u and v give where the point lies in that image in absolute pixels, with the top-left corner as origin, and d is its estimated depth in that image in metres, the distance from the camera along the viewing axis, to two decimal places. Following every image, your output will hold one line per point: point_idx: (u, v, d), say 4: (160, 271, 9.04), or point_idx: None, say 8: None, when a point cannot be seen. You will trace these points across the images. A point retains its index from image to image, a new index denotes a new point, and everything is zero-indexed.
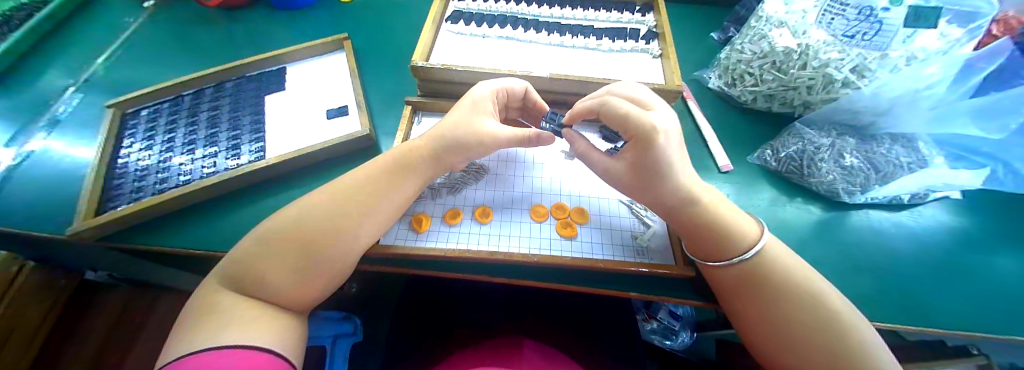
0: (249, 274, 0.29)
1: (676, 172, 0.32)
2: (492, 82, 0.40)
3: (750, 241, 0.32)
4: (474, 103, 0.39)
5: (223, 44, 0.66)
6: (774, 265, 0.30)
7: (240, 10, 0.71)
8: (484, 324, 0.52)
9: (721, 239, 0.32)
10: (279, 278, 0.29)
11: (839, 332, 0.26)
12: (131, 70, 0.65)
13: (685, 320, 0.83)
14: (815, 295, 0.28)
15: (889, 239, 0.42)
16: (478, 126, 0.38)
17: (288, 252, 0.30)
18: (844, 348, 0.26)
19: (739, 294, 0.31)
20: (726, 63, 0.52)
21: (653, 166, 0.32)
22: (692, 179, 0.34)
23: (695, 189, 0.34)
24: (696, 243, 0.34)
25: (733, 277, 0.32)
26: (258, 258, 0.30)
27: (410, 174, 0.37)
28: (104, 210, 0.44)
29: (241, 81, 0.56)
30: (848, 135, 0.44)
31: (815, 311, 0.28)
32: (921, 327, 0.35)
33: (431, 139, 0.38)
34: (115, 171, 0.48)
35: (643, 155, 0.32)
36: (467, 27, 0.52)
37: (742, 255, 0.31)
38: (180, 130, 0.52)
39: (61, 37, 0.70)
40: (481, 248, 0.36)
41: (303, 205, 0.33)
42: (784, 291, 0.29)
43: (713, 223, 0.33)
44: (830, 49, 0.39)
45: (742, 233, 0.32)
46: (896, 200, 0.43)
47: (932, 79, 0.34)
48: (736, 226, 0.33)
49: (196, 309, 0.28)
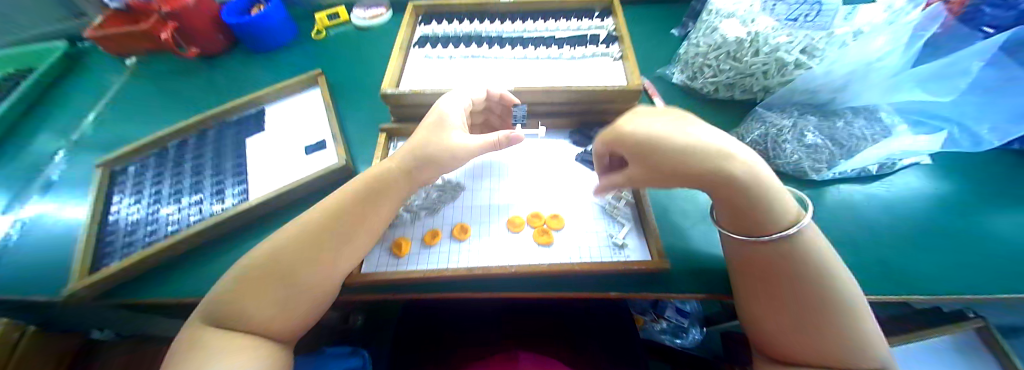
0: (229, 310, 0.30)
1: (718, 149, 0.26)
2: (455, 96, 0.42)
3: (791, 217, 0.28)
4: (441, 118, 0.40)
5: (204, 92, 0.68)
6: (813, 247, 0.27)
7: (217, 57, 0.73)
8: (482, 339, 0.52)
9: (768, 215, 0.27)
10: (263, 306, 0.30)
11: (851, 320, 0.25)
12: (118, 127, 0.67)
13: (694, 316, 0.82)
14: (841, 282, 0.26)
15: (862, 211, 0.42)
16: (447, 140, 0.39)
17: (268, 283, 0.31)
18: (849, 335, 0.25)
19: (772, 273, 0.28)
20: (686, 58, 0.53)
21: (685, 153, 0.26)
22: (751, 158, 0.27)
23: (756, 171, 0.26)
24: (738, 217, 0.28)
25: (772, 256, 0.28)
26: (235, 295, 0.31)
27: (382, 194, 0.37)
28: (97, 267, 0.45)
29: (222, 127, 0.58)
30: (809, 113, 0.45)
31: (840, 298, 0.26)
32: (918, 295, 0.35)
33: (405, 156, 0.39)
34: (107, 228, 0.50)
35: (645, 156, 0.28)
36: (434, 50, 0.53)
37: (783, 231, 0.27)
38: (166, 181, 0.53)
39: (47, 102, 0.72)
40: (460, 265, 0.37)
41: (274, 239, 0.34)
42: (818, 277, 0.26)
43: (768, 203, 0.27)
44: (778, 34, 0.41)
45: (787, 207, 0.28)
46: (865, 172, 0.44)
47: (879, 53, 0.36)
48: (782, 201, 0.28)
49: (184, 349, 0.28)
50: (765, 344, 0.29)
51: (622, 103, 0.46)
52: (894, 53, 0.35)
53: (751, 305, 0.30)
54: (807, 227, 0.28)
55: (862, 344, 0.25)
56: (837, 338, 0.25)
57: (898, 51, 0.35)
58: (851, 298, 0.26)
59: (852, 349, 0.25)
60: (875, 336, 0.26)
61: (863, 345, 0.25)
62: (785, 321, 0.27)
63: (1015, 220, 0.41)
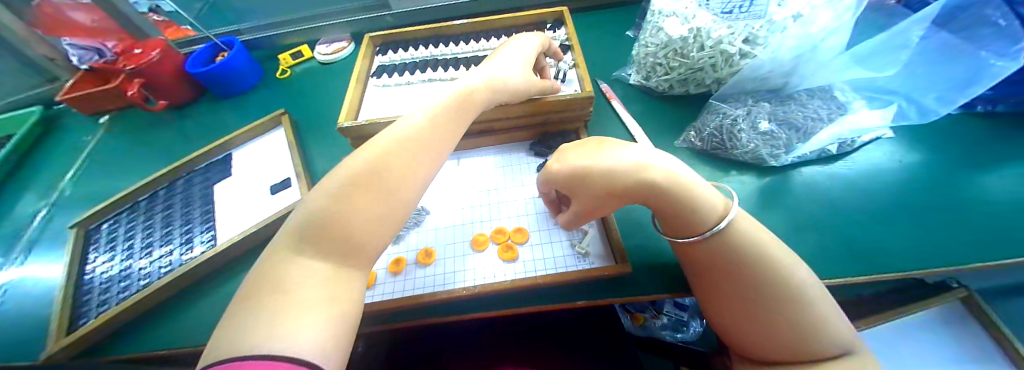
0: (339, 229, 0.23)
1: (633, 168, 0.30)
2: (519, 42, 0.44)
3: (717, 213, 0.29)
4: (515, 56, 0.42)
5: (176, 142, 0.69)
6: (747, 237, 0.28)
7: (188, 106, 0.74)
8: (467, 357, 0.51)
9: (691, 215, 0.29)
10: (361, 224, 0.24)
11: (800, 306, 0.26)
12: (95, 184, 0.67)
13: (694, 309, 0.79)
14: (783, 270, 0.26)
15: (826, 192, 0.42)
16: (532, 78, 0.42)
17: (366, 197, 0.25)
18: (800, 322, 0.25)
19: (714, 270, 0.29)
20: (638, 59, 0.53)
21: (592, 177, 0.31)
22: (665, 168, 0.30)
23: (672, 178, 0.29)
24: (672, 221, 0.31)
25: (708, 253, 0.29)
26: (322, 213, 0.24)
27: (470, 113, 0.36)
28: (73, 328, 0.45)
29: (193, 174, 0.58)
30: (763, 100, 0.45)
31: (783, 286, 0.26)
32: (886, 274, 0.35)
33: (494, 82, 0.38)
34: (80, 289, 0.49)
35: (575, 185, 0.32)
36: (390, 78, 0.54)
37: (711, 229, 0.29)
38: (138, 235, 0.53)
39: (26, 168, 0.73)
40: (424, 291, 0.37)
41: (372, 148, 0.28)
42: (756, 269, 0.27)
43: (689, 204, 0.29)
44: (718, 26, 0.42)
45: (714, 205, 0.29)
46: (826, 152, 0.44)
47: (822, 32, 0.37)
48: (705, 197, 0.29)
49: (271, 278, 0.21)
50: (733, 335, 0.30)
51: (577, 110, 0.47)
52: (840, 28, 0.36)
53: (710, 301, 0.31)
54: (736, 221, 0.28)
55: (815, 333, 0.25)
56: (788, 325, 0.26)
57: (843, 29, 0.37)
58: (794, 286, 0.26)
59: (806, 333, 0.25)
60: (830, 317, 0.26)
61: (818, 333, 0.25)
62: (740, 315, 0.28)
63: (978, 185, 0.41)
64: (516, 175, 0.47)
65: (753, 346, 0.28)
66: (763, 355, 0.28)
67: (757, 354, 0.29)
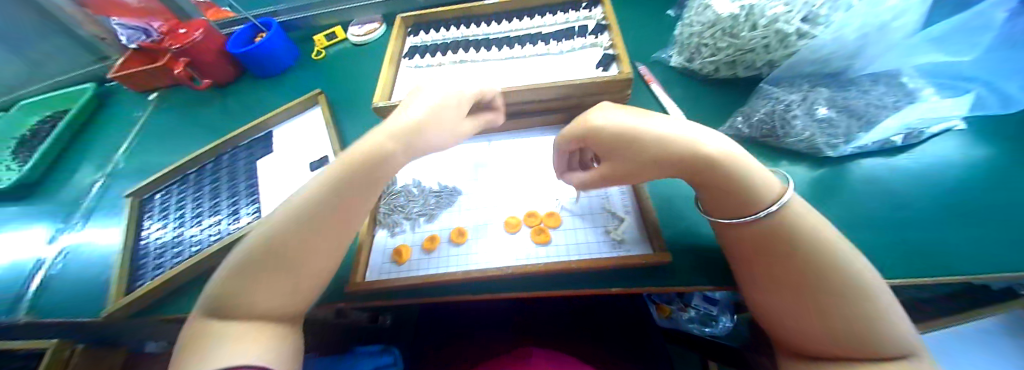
0: (231, 295, 0.30)
1: (676, 136, 0.29)
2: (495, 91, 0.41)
3: (774, 194, 0.27)
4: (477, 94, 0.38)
5: (219, 120, 0.72)
6: (803, 221, 0.26)
7: (230, 85, 0.77)
8: (493, 336, 0.52)
9: (742, 193, 0.28)
10: (260, 284, 0.30)
11: (859, 298, 0.24)
12: (145, 158, 0.72)
13: (723, 304, 0.77)
14: (843, 257, 0.25)
15: (887, 185, 0.39)
16: (452, 125, 0.37)
17: (257, 264, 0.30)
18: (858, 315, 0.23)
19: (761, 252, 0.28)
20: (681, 39, 0.51)
21: (634, 139, 0.30)
22: (720, 143, 0.29)
23: (725, 153, 0.28)
24: (719, 198, 0.30)
25: (756, 234, 0.28)
26: (249, 278, 0.30)
27: (372, 179, 0.33)
28: (131, 288, 0.49)
29: (235, 151, 0.61)
30: (822, 85, 0.42)
31: (843, 273, 0.24)
32: (958, 277, 0.32)
33: (409, 135, 0.34)
34: (138, 252, 0.53)
35: (601, 137, 0.32)
36: (423, 59, 0.54)
37: (765, 209, 0.27)
38: (189, 205, 0.56)
39: (84, 140, 0.79)
40: (459, 270, 0.37)
41: (386, 128, 0.34)
42: (811, 252, 0.25)
43: (739, 181, 0.28)
44: (774, 4, 0.39)
45: (771, 186, 0.28)
46: (889, 144, 0.41)
47: (894, 12, 0.33)
48: (763, 179, 0.28)
49: (189, 329, 0.30)
50: (778, 329, 0.28)
51: (616, 93, 0.45)
52: (911, 10, 0.33)
53: (754, 288, 0.30)
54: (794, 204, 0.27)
55: (877, 329, 0.23)
56: (844, 318, 0.24)
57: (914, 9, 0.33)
58: (858, 277, 0.24)
59: (866, 329, 0.23)
60: (893, 315, 0.23)
61: (882, 331, 0.23)
62: (789, 305, 0.26)
63: None
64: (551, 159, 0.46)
65: (799, 341, 0.26)
66: (813, 351, 0.26)
67: (806, 350, 0.26)
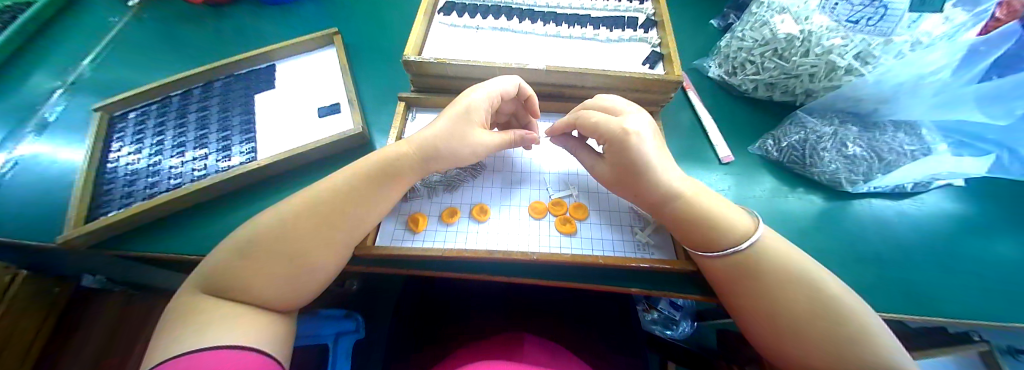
0: (228, 281, 0.29)
1: (662, 173, 0.33)
2: (488, 85, 0.38)
3: (740, 231, 0.32)
4: (467, 110, 0.37)
5: (211, 42, 0.64)
6: (767, 253, 0.31)
7: (228, 6, 0.69)
8: (482, 323, 0.50)
9: (713, 231, 0.32)
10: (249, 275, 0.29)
11: (836, 319, 0.26)
12: (117, 71, 0.63)
13: (685, 310, 0.82)
14: (810, 282, 0.28)
15: (889, 227, 0.41)
16: (472, 138, 0.37)
17: (266, 247, 0.30)
18: (840, 336, 0.26)
19: (736, 287, 0.31)
20: (726, 51, 0.53)
21: (631, 163, 0.33)
22: (689, 188, 0.34)
23: (693, 197, 0.34)
24: (690, 238, 0.33)
25: (732, 269, 0.31)
26: (242, 265, 0.30)
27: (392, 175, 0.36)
28: (93, 216, 0.43)
29: (231, 80, 0.55)
30: (850, 123, 0.42)
31: (812, 298, 0.28)
32: (943, 317, 0.35)
33: (422, 146, 0.36)
34: (104, 176, 0.46)
35: (620, 154, 0.34)
36: (460, 18, 0.50)
37: (739, 245, 0.31)
38: (169, 132, 0.50)
39: (46, 40, 0.68)
40: (479, 247, 0.36)
41: (431, 130, 0.37)
42: (777, 282, 0.29)
43: (710, 217, 0.33)
44: (833, 35, 0.39)
45: (736, 225, 0.32)
46: (900, 188, 0.43)
47: (935, 66, 0.33)
48: (728, 217, 0.33)
49: (177, 310, 0.28)
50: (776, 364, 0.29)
51: (658, 94, 0.44)
52: (947, 68, 0.33)
53: (742, 323, 0.31)
54: (760, 239, 0.32)
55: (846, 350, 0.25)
56: (828, 340, 0.26)
57: (951, 68, 0.33)
58: (827, 302, 0.27)
59: (855, 349, 0.25)
60: (875, 333, 0.26)
61: (852, 354, 0.25)
62: (757, 326, 0.29)
63: None
64: None
65: None
66: None
67: None
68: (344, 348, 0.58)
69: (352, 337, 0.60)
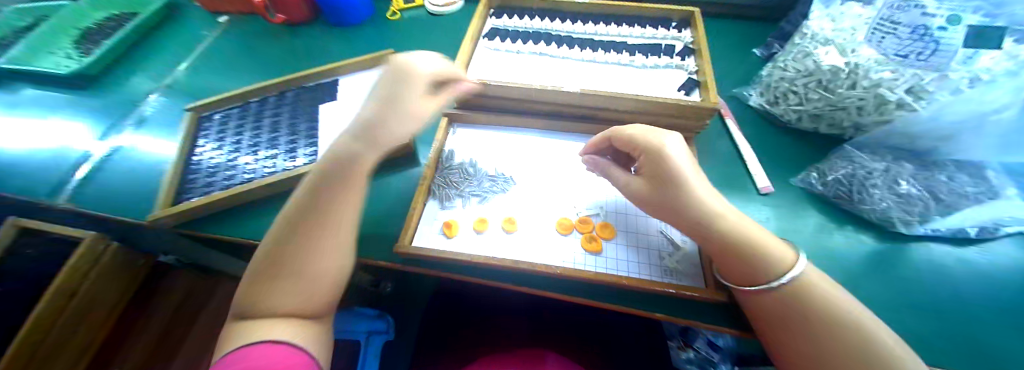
0: (250, 296, 0.32)
1: (703, 196, 0.33)
2: (414, 59, 0.36)
3: (786, 264, 0.30)
4: (400, 65, 0.36)
5: (285, 57, 0.74)
6: (813, 290, 0.29)
7: (301, 26, 0.79)
8: (504, 331, 0.51)
9: (756, 260, 0.31)
10: (263, 289, 0.31)
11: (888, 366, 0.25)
12: (206, 78, 0.74)
13: (725, 352, 0.75)
14: (859, 324, 0.27)
15: (952, 276, 0.38)
16: (410, 92, 0.35)
17: (275, 260, 0.32)
18: None
19: (781, 323, 0.30)
20: (768, 81, 0.52)
21: (667, 174, 0.34)
22: (739, 223, 0.32)
23: (738, 230, 0.32)
24: (729, 264, 0.32)
25: (776, 304, 0.30)
26: (257, 280, 0.32)
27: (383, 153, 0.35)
28: (179, 201, 0.50)
29: (300, 91, 0.62)
30: (904, 160, 0.40)
31: (862, 342, 0.26)
32: None
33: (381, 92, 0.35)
34: (191, 167, 0.54)
35: (656, 165, 0.35)
36: (503, 43, 0.54)
37: (779, 280, 0.30)
38: (247, 134, 0.57)
39: (144, 46, 0.82)
40: (505, 256, 0.38)
41: (396, 79, 0.35)
42: (826, 321, 0.28)
43: (753, 252, 0.31)
44: (882, 68, 0.38)
45: (782, 258, 0.31)
46: (962, 233, 0.39)
47: (997, 105, 0.31)
48: (774, 248, 0.31)
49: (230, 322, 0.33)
50: None
51: (693, 120, 0.45)
52: (1012, 107, 0.31)
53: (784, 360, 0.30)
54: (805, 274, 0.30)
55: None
56: None
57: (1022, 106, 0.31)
58: (875, 353, 0.26)
59: None
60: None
61: None
62: (800, 363, 0.28)
63: None
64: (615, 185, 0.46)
65: None
66: None
67: None
68: (374, 346, 0.61)
69: (383, 337, 0.63)
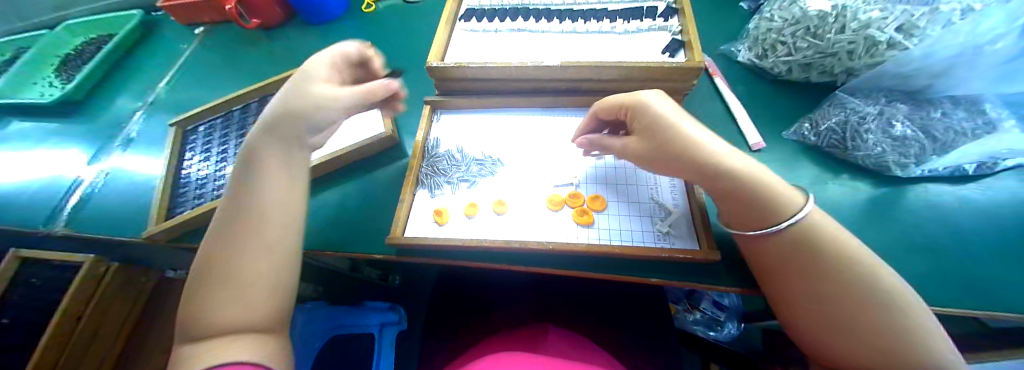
0: (196, 312, 0.28)
1: (699, 140, 0.32)
2: (327, 49, 0.38)
3: (795, 208, 0.29)
4: (307, 69, 0.36)
5: (263, 61, 0.72)
6: (825, 235, 0.28)
7: (276, 28, 0.77)
8: (507, 315, 0.51)
9: (761, 204, 0.30)
10: (215, 300, 0.28)
11: (888, 308, 0.25)
12: (187, 91, 0.72)
13: (732, 311, 0.77)
14: (871, 269, 0.26)
15: (949, 213, 0.38)
16: (316, 88, 0.34)
17: (221, 266, 0.30)
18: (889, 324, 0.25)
19: (787, 268, 0.29)
20: (756, 34, 0.50)
21: (654, 123, 0.34)
22: (742, 160, 0.31)
23: (744, 169, 0.31)
24: (739, 212, 0.32)
25: (782, 249, 0.30)
26: (204, 292, 0.29)
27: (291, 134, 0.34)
28: (171, 216, 0.50)
29: (280, 94, 0.61)
30: (899, 101, 0.39)
31: (870, 287, 0.26)
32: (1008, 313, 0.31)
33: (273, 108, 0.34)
34: (180, 181, 0.54)
35: (643, 118, 0.35)
36: (480, 22, 0.52)
37: (788, 221, 0.29)
38: (231, 142, 0.56)
39: (124, 67, 0.80)
40: (496, 238, 0.38)
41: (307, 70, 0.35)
42: (837, 267, 0.27)
43: (761, 192, 0.30)
44: (871, 7, 0.37)
45: (793, 201, 0.30)
46: (960, 171, 0.39)
47: (993, 34, 0.30)
48: (784, 192, 0.30)
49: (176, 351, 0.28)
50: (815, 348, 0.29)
51: (679, 82, 0.44)
52: (1006, 37, 0.30)
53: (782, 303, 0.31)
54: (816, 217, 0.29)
55: (890, 347, 0.24)
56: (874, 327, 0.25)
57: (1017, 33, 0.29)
58: (882, 292, 0.26)
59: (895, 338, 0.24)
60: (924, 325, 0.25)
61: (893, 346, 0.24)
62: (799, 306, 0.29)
63: None
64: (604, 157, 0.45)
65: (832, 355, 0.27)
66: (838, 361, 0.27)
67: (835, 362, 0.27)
68: (388, 337, 0.60)
69: (397, 328, 0.62)
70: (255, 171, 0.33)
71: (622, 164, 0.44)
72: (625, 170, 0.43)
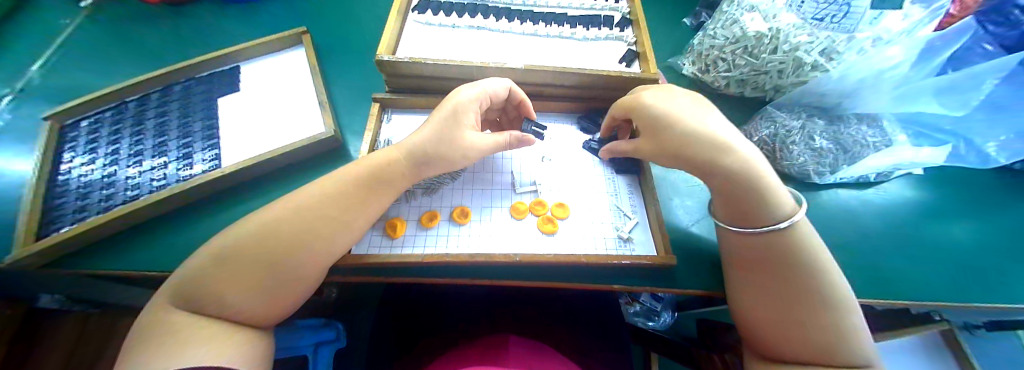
0: (196, 295, 0.27)
1: (713, 133, 0.32)
2: (478, 85, 0.38)
3: (792, 212, 0.30)
4: (456, 111, 0.36)
5: (171, 43, 0.61)
6: (811, 239, 0.30)
7: (188, 6, 0.66)
8: (465, 327, 0.48)
9: (766, 197, 0.30)
10: (228, 296, 0.27)
11: (844, 306, 0.27)
12: (71, 75, 0.58)
13: (667, 301, 0.78)
14: (835, 273, 0.28)
15: (856, 215, 0.43)
16: (462, 141, 0.36)
17: (232, 269, 0.28)
18: (844, 321, 0.27)
19: (772, 260, 0.30)
20: (700, 49, 0.53)
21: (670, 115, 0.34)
22: (754, 159, 0.31)
23: (754, 166, 0.31)
24: (740, 203, 0.31)
25: (772, 242, 0.30)
26: (202, 282, 0.27)
27: (386, 180, 0.35)
28: (43, 234, 0.39)
29: (191, 84, 0.52)
30: (817, 116, 0.44)
31: (836, 285, 0.28)
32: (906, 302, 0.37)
33: (409, 145, 0.36)
34: (55, 190, 0.42)
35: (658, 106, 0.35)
36: (435, 17, 0.49)
37: (785, 220, 0.30)
38: (125, 141, 0.46)
39: None
40: (461, 252, 0.35)
41: (441, 117, 0.37)
42: (813, 265, 0.28)
43: (770, 190, 0.30)
44: (800, 32, 0.40)
45: (789, 203, 0.31)
46: (863, 178, 0.45)
47: (894, 61, 0.34)
48: (782, 194, 0.31)
49: (144, 333, 0.25)
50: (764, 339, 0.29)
51: None
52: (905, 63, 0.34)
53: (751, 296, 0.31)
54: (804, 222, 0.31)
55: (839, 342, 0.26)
56: (833, 321, 0.26)
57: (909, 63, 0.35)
58: (840, 291, 0.28)
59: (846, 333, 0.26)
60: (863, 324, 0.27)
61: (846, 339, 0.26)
62: (769, 297, 0.29)
63: (970, 227, 0.43)
64: (564, 164, 0.44)
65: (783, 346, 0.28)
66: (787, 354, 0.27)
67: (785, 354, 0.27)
68: (324, 358, 0.57)
69: (334, 346, 0.58)
70: (365, 196, 0.34)
71: (581, 170, 0.44)
72: (584, 176, 0.43)
